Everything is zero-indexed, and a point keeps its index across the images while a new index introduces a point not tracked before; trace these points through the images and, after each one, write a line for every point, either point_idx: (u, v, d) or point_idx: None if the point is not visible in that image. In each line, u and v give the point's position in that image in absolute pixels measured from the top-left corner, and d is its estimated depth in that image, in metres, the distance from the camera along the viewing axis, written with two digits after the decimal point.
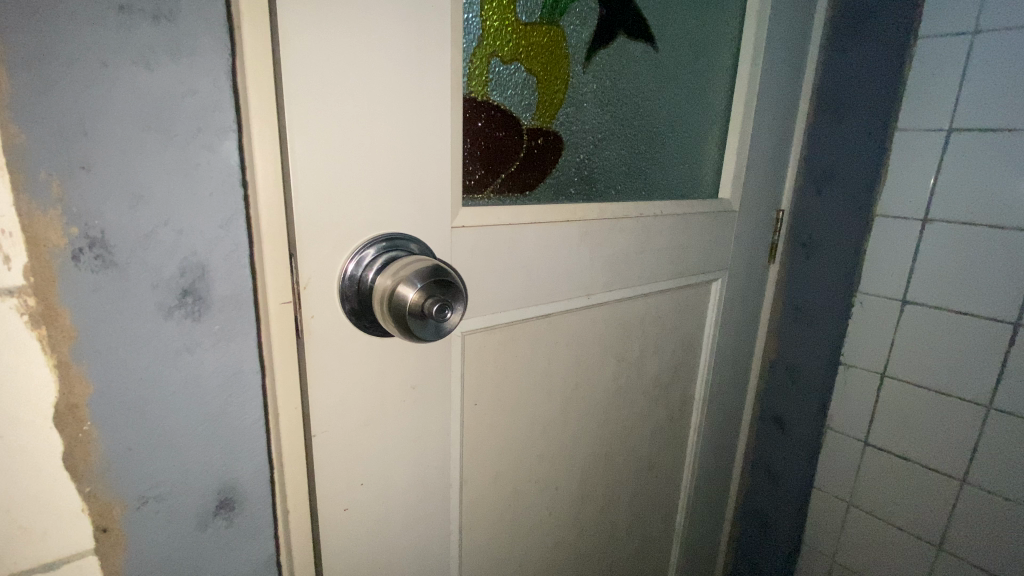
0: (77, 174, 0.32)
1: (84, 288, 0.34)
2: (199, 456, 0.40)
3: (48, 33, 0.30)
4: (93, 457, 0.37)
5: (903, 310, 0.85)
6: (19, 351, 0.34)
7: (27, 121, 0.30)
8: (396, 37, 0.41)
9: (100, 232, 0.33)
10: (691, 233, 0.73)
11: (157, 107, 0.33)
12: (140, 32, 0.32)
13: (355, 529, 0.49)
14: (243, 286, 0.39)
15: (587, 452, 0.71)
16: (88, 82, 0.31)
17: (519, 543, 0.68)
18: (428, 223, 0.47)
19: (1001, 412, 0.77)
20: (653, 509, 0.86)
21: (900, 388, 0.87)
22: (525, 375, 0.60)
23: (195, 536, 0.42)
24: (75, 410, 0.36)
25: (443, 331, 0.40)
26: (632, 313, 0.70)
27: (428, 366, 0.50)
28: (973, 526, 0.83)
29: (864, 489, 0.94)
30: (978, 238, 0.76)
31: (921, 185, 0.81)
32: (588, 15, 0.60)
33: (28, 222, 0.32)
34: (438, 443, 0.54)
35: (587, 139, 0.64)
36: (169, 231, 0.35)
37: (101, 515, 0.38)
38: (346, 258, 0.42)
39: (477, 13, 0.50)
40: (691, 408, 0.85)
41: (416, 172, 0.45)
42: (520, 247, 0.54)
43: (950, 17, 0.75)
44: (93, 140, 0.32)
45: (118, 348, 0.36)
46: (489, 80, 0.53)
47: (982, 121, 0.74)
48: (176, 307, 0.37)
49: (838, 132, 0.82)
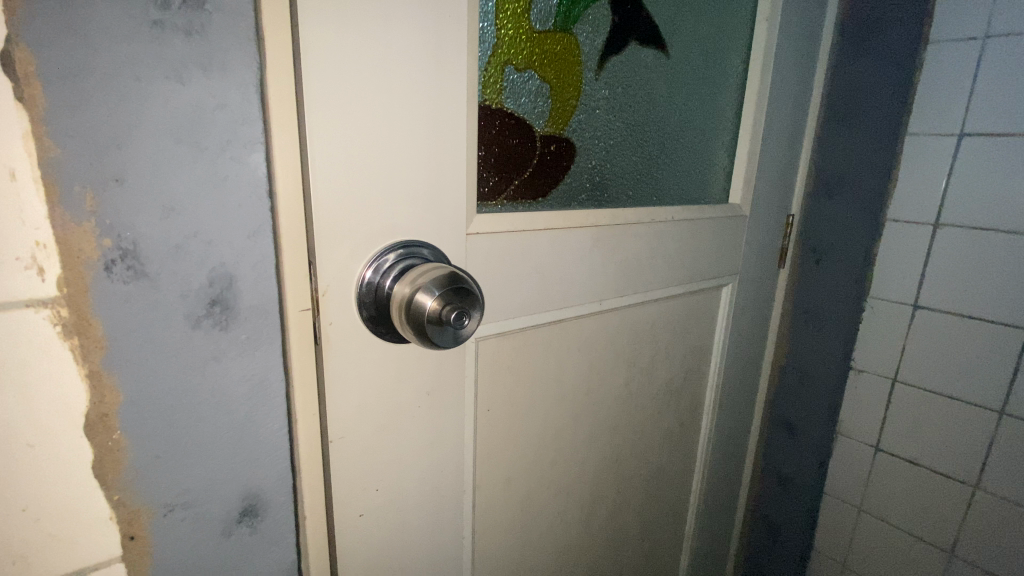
0: (110, 187, 0.32)
1: (115, 298, 0.34)
2: (224, 464, 0.41)
3: (84, 50, 0.30)
4: (121, 465, 0.37)
5: (914, 315, 0.85)
6: (51, 361, 0.34)
7: (62, 135, 0.31)
8: (415, 49, 0.41)
9: (131, 243, 0.34)
10: (703, 237, 0.73)
11: (188, 119, 0.34)
12: (173, 46, 0.32)
13: (372, 534, 0.50)
14: (268, 295, 0.40)
15: (599, 456, 0.71)
16: (121, 96, 0.32)
17: (531, 548, 0.68)
18: (445, 230, 0.47)
19: (1013, 417, 0.77)
20: (664, 514, 0.86)
21: (911, 393, 0.87)
22: (537, 381, 0.60)
23: (219, 544, 0.42)
24: (105, 420, 0.36)
25: (460, 339, 0.40)
26: (644, 317, 0.70)
27: (443, 372, 0.51)
28: (986, 532, 0.82)
29: (875, 494, 0.93)
30: (991, 243, 0.76)
31: (932, 189, 0.81)
32: (601, 22, 0.60)
33: (62, 234, 0.32)
34: (453, 449, 0.54)
35: (599, 145, 0.64)
36: (197, 241, 0.36)
37: (128, 523, 0.39)
38: (364, 266, 0.43)
39: (492, 21, 0.51)
40: (702, 411, 0.85)
41: (433, 180, 0.45)
42: (533, 253, 0.55)
43: (961, 22, 0.75)
44: (126, 152, 0.32)
45: (147, 357, 0.36)
46: (503, 88, 0.53)
47: (993, 126, 0.74)
48: (204, 316, 0.37)
49: (847, 138, 0.82)
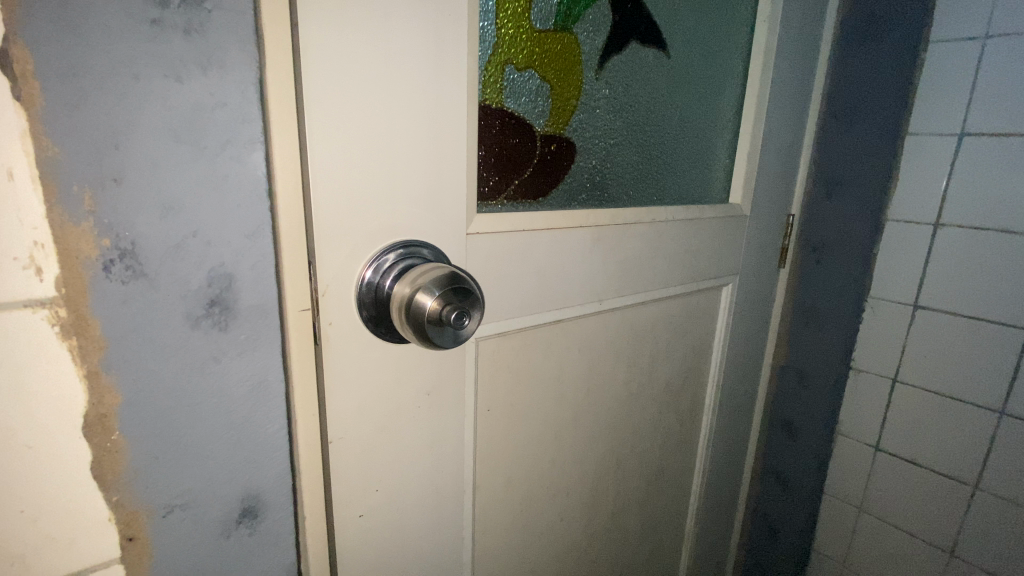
0: (108, 187, 0.32)
1: (114, 299, 0.34)
2: (223, 464, 0.40)
3: (82, 49, 0.30)
4: (120, 466, 0.37)
5: (914, 315, 0.85)
6: (49, 361, 0.34)
7: (60, 134, 0.31)
8: (415, 48, 0.41)
9: (130, 243, 0.33)
10: (703, 237, 0.73)
11: (187, 118, 0.34)
12: (171, 44, 0.32)
13: (371, 534, 0.49)
14: (268, 295, 0.39)
15: (599, 456, 0.71)
16: (119, 95, 0.31)
17: (531, 549, 0.67)
18: (445, 230, 0.47)
19: (1013, 417, 0.77)
20: (664, 514, 0.86)
21: (911, 393, 0.87)
22: (537, 381, 0.60)
23: (218, 545, 0.42)
24: (103, 420, 0.36)
25: (460, 339, 0.40)
26: (644, 317, 0.70)
27: (443, 372, 0.51)
28: (986, 532, 0.82)
29: (875, 494, 0.93)
30: (991, 243, 0.76)
31: (932, 189, 0.81)
32: (601, 21, 0.60)
33: (60, 233, 0.32)
34: (453, 450, 0.54)
35: (600, 144, 0.64)
36: (197, 241, 0.35)
37: (127, 524, 0.38)
38: (363, 265, 0.42)
39: (492, 20, 0.50)
40: (702, 411, 0.85)
41: (432, 180, 0.45)
42: (533, 253, 0.54)
43: (962, 21, 0.75)
44: (125, 151, 0.32)
45: (146, 357, 0.36)
46: (503, 87, 0.53)
47: (994, 126, 0.74)
48: (204, 316, 0.37)
49: (847, 137, 0.82)
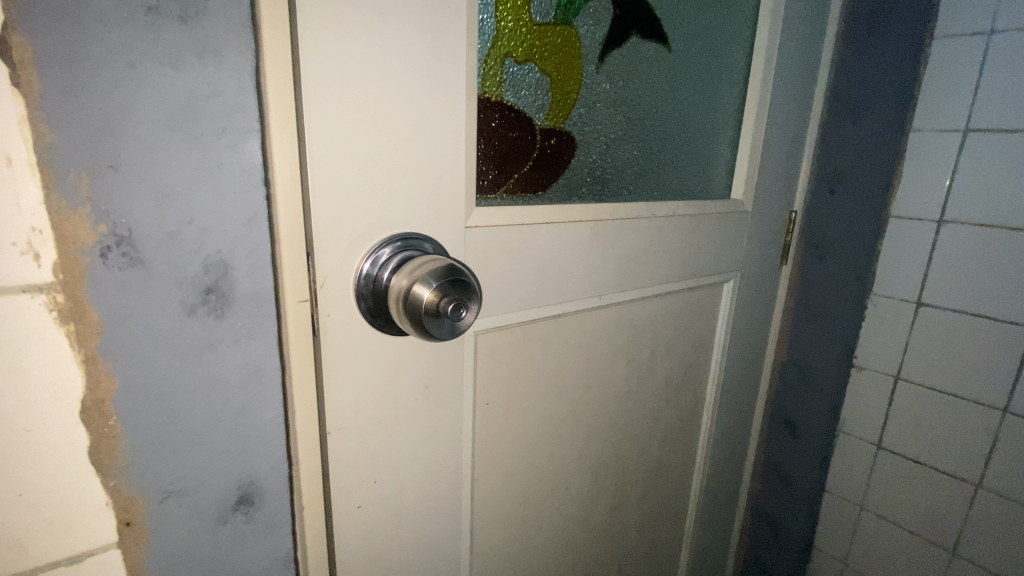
0: (105, 174, 0.33)
1: (110, 286, 0.34)
2: (219, 452, 0.41)
3: (79, 35, 0.30)
4: (117, 452, 0.37)
5: (918, 313, 0.84)
6: (46, 346, 0.34)
7: (57, 121, 0.31)
8: (413, 39, 0.41)
9: (126, 230, 0.34)
10: (704, 232, 0.72)
11: (182, 106, 0.34)
12: (167, 33, 0.32)
13: (369, 525, 0.50)
14: (264, 284, 0.40)
15: (598, 452, 0.71)
16: (116, 82, 0.32)
17: (529, 543, 0.67)
18: (443, 222, 0.47)
19: (1016, 415, 0.77)
20: (663, 511, 0.86)
21: (913, 392, 0.86)
22: (536, 376, 0.60)
23: (215, 532, 0.42)
24: (100, 406, 0.36)
25: (457, 330, 0.40)
26: (644, 312, 0.70)
27: (440, 364, 0.51)
28: (989, 532, 0.81)
29: (877, 493, 0.93)
30: (996, 240, 0.75)
31: (936, 185, 0.80)
32: (602, 15, 0.60)
33: (57, 220, 0.32)
34: (451, 443, 0.54)
35: (600, 139, 0.64)
36: (193, 229, 0.36)
37: (124, 509, 0.39)
38: (362, 258, 0.43)
39: (492, 14, 0.50)
40: (702, 408, 0.84)
41: (431, 172, 0.45)
42: (532, 247, 0.54)
43: (968, 15, 0.74)
44: (121, 139, 0.32)
45: (142, 343, 0.36)
46: (503, 80, 0.53)
47: (999, 122, 0.73)
48: (200, 304, 0.37)
49: (849, 134, 0.82)
